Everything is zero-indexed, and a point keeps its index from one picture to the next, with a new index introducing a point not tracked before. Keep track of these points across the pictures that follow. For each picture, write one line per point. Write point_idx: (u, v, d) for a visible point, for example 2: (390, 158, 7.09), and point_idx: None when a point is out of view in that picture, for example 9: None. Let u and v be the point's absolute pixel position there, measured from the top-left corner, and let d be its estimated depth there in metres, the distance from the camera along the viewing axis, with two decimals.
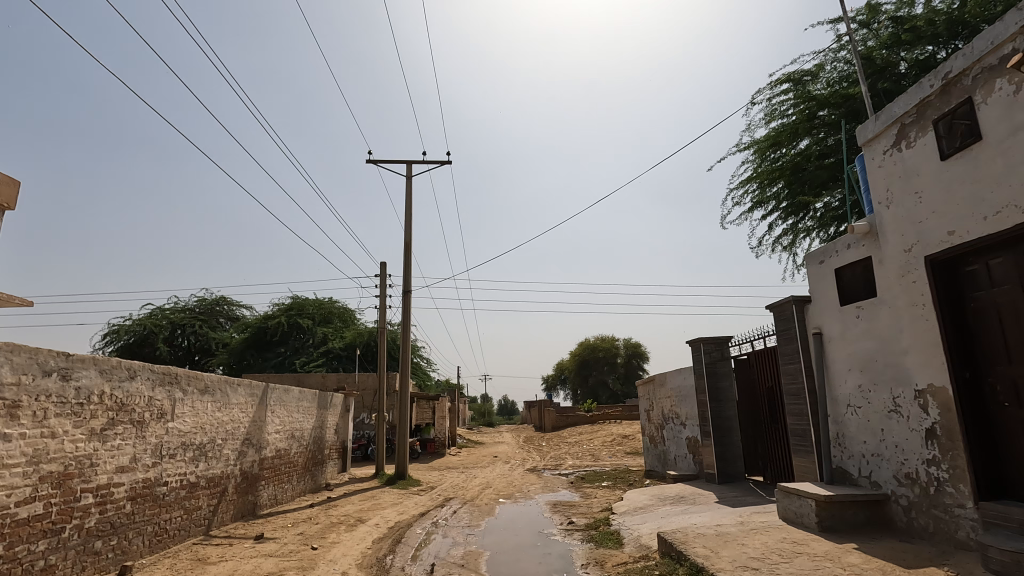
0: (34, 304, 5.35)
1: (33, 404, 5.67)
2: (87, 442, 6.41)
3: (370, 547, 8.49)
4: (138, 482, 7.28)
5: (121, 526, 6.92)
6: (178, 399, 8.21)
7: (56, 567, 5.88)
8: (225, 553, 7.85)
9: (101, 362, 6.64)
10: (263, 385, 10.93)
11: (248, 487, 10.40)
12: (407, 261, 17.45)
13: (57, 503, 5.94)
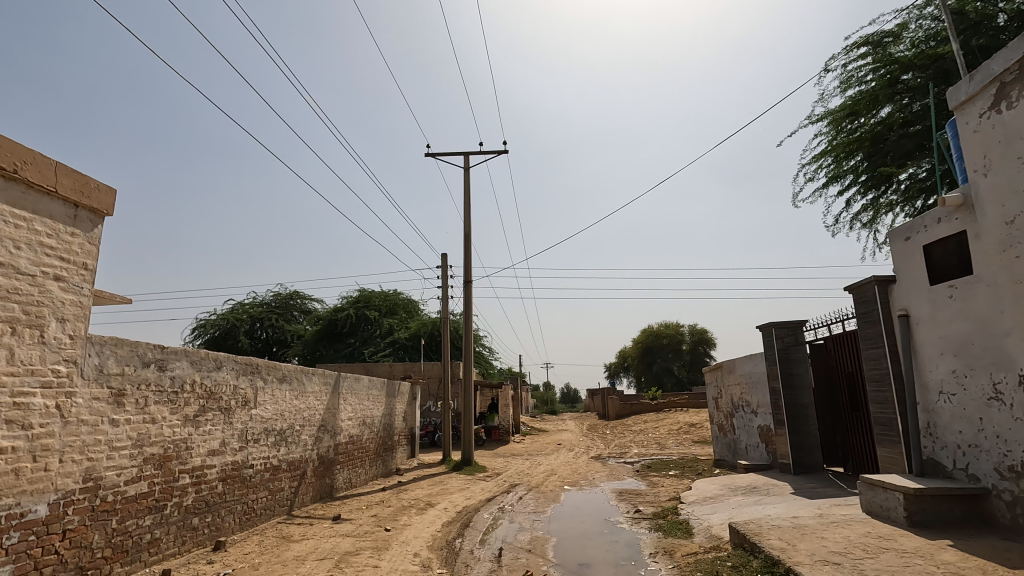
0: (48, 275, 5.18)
1: (136, 393, 6.22)
2: (182, 427, 6.94)
3: (440, 530, 8.77)
4: (228, 464, 7.85)
5: (214, 505, 7.50)
6: (260, 387, 8.75)
7: (161, 540, 6.49)
8: (306, 532, 8.36)
9: (191, 354, 7.16)
10: (334, 374, 11.45)
11: (325, 470, 11.00)
12: (467, 251, 17.69)
13: (159, 482, 6.52)
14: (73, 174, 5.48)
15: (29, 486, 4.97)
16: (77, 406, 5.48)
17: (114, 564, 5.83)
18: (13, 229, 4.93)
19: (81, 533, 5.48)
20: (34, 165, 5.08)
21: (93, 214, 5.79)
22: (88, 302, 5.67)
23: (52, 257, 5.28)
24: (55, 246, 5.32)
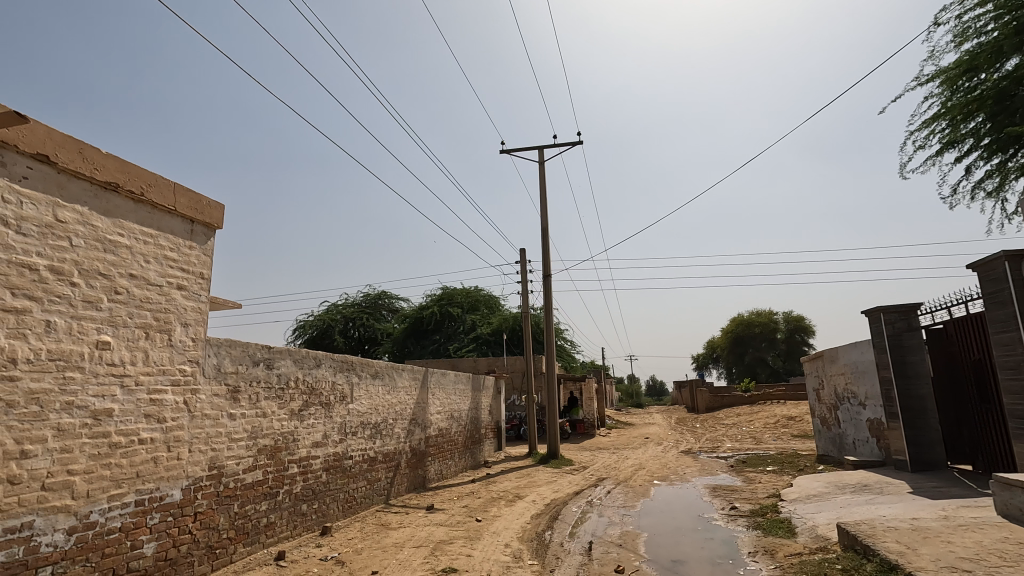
0: (171, 285, 5.77)
1: (249, 389, 6.81)
2: (289, 420, 7.51)
3: (529, 522, 8.88)
4: (330, 455, 8.40)
5: (320, 492, 8.07)
6: (355, 383, 9.27)
7: (276, 524, 7.09)
8: (403, 520, 8.78)
9: (295, 353, 7.72)
10: (423, 370, 11.90)
11: (418, 461, 11.48)
12: (545, 245, 17.71)
13: (272, 471, 7.10)
14: (188, 193, 6.07)
15: (166, 472, 5.60)
16: (201, 402, 6.09)
17: (237, 544, 6.43)
18: (143, 245, 5.54)
19: (209, 516, 6.09)
20: (156, 187, 5.68)
21: (207, 228, 6.39)
22: (205, 307, 6.26)
23: (174, 269, 5.89)
24: (176, 258, 5.92)
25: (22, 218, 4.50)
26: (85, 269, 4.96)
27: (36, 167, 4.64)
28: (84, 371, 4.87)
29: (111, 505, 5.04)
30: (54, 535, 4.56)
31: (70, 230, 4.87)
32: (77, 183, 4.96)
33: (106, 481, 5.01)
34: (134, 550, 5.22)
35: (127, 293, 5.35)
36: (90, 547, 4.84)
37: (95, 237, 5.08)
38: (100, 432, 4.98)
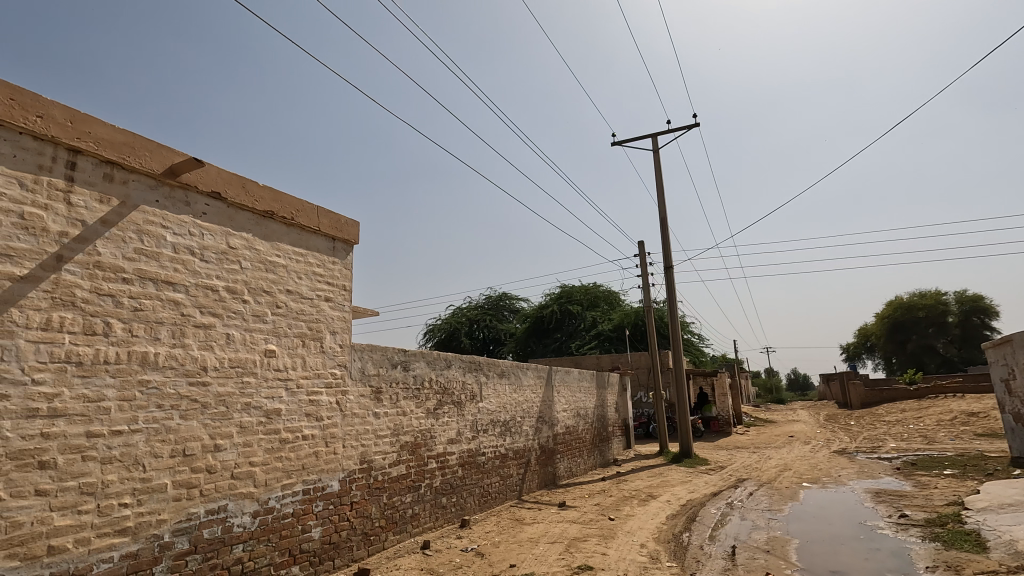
0: (318, 299, 6.45)
1: (389, 390, 7.38)
2: (426, 418, 8.01)
3: (665, 523, 8.59)
4: (465, 451, 8.82)
5: (457, 486, 8.51)
6: (484, 382, 9.64)
7: (420, 515, 7.61)
8: (536, 516, 8.97)
9: (428, 355, 8.22)
10: (547, 368, 12.04)
11: (547, 459, 11.65)
12: (665, 235, 17.04)
13: (414, 465, 7.63)
14: (330, 214, 6.73)
15: (326, 465, 6.27)
16: (350, 401, 6.72)
17: (388, 532, 7.01)
18: (296, 263, 6.25)
19: (363, 505, 6.70)
20: (304, 212, 6.37)
21: (346, 245, 7.04)
22: (349, 316, 6.90)
23: (322, 283, 6.56)
24: (323, 273, 6.60)
25: (204, 247, 5.30)
26: (252, 287, 5.71)
27: (212, 203, 5.44)
28: (257, 376, 5.61)
29: (284, 493, 5.75)
30: (243, 517, 5.31)
31: (240, 254, 5.63)
32: (243, 214, 5.73)
33: (279, 472, 5.72)
34: (305, 534, 5.91)
35: (286, 306, 6.07)
36: (271, 529, 5.56)
37: (259, 259, 5.82)
38: (272, 429, 5.70)
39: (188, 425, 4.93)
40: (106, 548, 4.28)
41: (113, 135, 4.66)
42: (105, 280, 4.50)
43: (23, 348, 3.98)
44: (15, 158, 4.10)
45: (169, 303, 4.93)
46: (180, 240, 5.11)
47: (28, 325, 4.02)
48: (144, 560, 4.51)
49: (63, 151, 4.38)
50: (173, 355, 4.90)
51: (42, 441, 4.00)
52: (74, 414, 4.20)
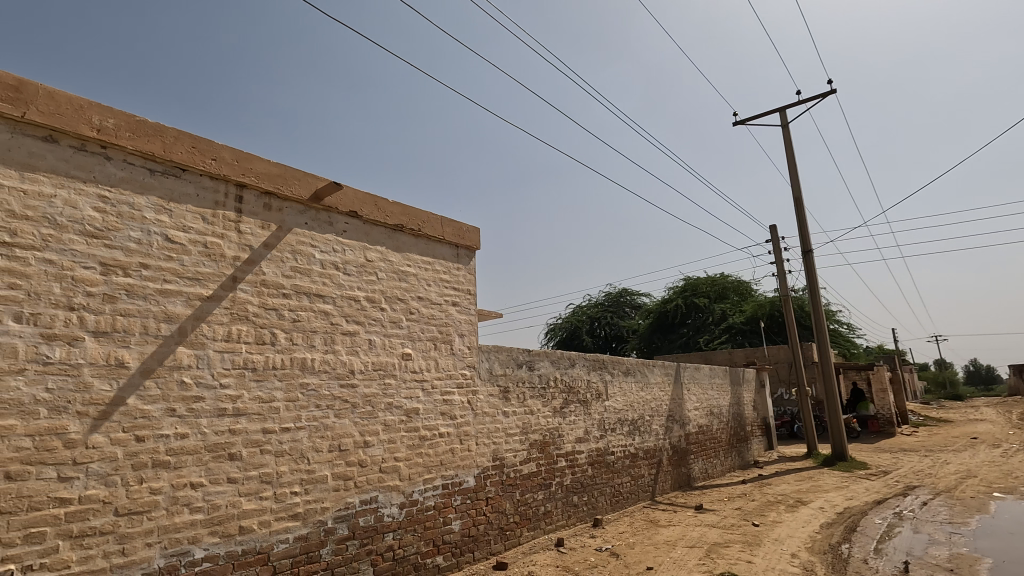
0: (445, 304, 6.81)
1: (517, 389, 7.56)
2: (553, 417, 8.10)
3: (819, 532, 7.82)
4: (594, 450, 8.77)
5: (588, 486, 8.49)
6: (610, 381, 9.50)
7: (552, 512, 7.71)
8: (672, 518, 8.65)
9: (552, 355, 8.29)
10: (674, 365, 11.57)
11: (680, 459, 11.19)
12: (801, 217, 15.55)
13: (544, 463, 7.74)
14: (453, 223, 7.07)
15: (461, 461, 6.59)
16: (481, 401, 7.01)
17: (522, 528, 7.21)
18: (425, 271, 6.66)
19: (498, 501, 6.95)
20: (429, 222, 6.77)
21: (469, 251, 7.35)
22: (475, 319, 7.20)
23: (449, 288, 6.92)
24: (449, 279, 6.96)
25: (346, 262, 5.85)
26: (388, 296, 6.19)
27: (350, 222, 5.98)
28: (396, 377, 6.07)
29: (426, 486, 6.15)
30: (391, 508, 5.77)
31: (376, 266, 6.13)
32: (377, 229, 6.23)
33: (420, 467, 6.13)
34: (446, 526, 6.27)
35: (418, 312, 6.49)
36: (416, 520, 5.98)
37: (392, 269, 6.29)
38: (412, 427, 6.12)
39: (342, 422, 5.48)
40: (283, 531, 4.88)
41: (269, 169, 5.32)
42: (269, 295, 5.16)
43: (212, 357, 4.68)
44: (197, 197, 4.84)
45: (320, 313, 5.52)
46: (327, 257, 5.69)
47: (214, 337, 4.73)
48: (313, 542, 5.08)
49: (232, 187, 5.09)
50: (326, 360, 5.47)
51: (230, 436, 4.68)
52: (252, 413, 4.85)
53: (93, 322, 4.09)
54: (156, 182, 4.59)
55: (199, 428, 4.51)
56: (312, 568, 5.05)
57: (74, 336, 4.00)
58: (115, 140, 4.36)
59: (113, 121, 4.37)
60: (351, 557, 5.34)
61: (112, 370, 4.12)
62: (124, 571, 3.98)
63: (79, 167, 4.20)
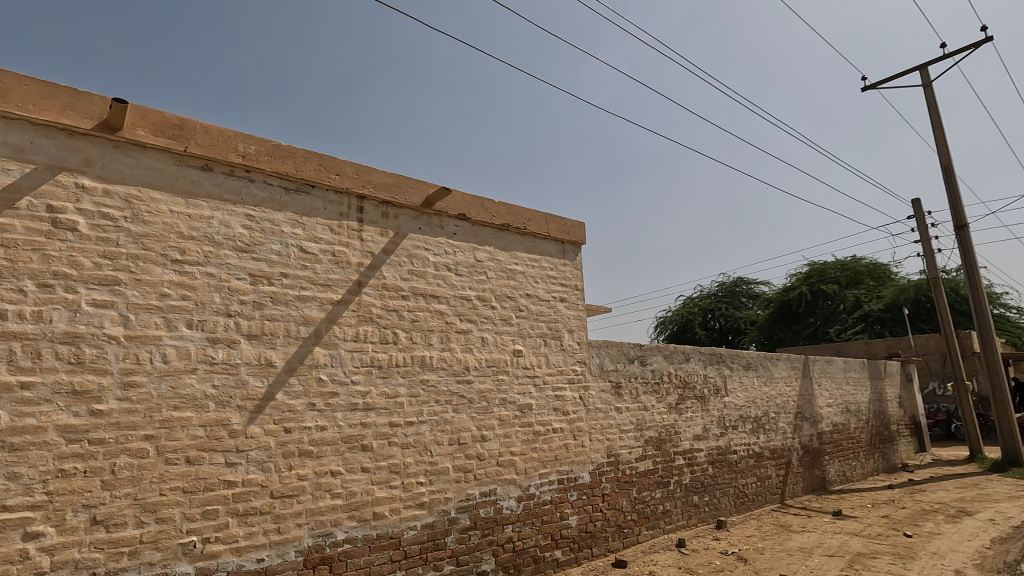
0: (553, 300, 6.86)
1: (629, 385, 7.41)
2: (669, 413, 7.82)
3: (990, 548, 6.81)
4: (714, 448, 8.35)
5: (709, 485, 8.12)
6: (728, 375, 8.98)
7: (672, 511, 7.47)
8: (806, 524, 8.01)
9: (664, 349, 8.01)
10: (802, 358, 10.66)
11: (812, 460, 10.32)
12: (953, 187, 13.59)
13: (661, 461, 7.52)
14: (557, 219, 7.09)
15: (576, 457, 6.60)
16: (593, 396, 6.96)
17: (641, 526, 7.05)
18: (532, 269, 6.75)
19: (614, 498, 6.87)
20: (534, 220, 6.84)
21: (575, 247, 7.32)
22: (584, 315, 7.16)
23: (556, 284, 6.95)
24: (556, 276, 6.98)
25: (457, 263, 6.08)
26: (498, 294, 6.35)
27: (460, 224, 6.21)
28: (509, 373, 6.21)
29: (542, 481, 6.23)
30: (510, 501, 5.92)
31: (485, 266, 6.32)
32: (485, 230, 6.41)
33: (536, 462, 6.23)
34: (563, 520, 6.31)
35: (527, 309, 6.58)
36: (534, 513, 6.08)
37: (501, 268, 6.44)
38: (526, 422, 6.23)
39: (460, 417, 5.72)
40: (411, 518, 5.21)
41: (385, 180, 5.68)
42: (390, 297, 5.51)
43: (343, 356, 5.10)
44: (325, 210, 5.30)
45: (436, 313, 5.79)
46: (440, 259, 5.96)
47: (345, 337, 5.15)
48: (438, 530, 5.36)
49: (354, 199, 5.51)
50: (443, 357, 5.74)
51: (362, 428, 5.07)
52: (380, 408, 5.22)
53: (246, 327, 4.63)
54: (291, 200, 5.09)
55: (335, 421, 4.94)
56: (439, 554, 5.32)
57: (232, 339, 4.55)
58: (257, 165, 4.89)
59: (254, 147, 4.90)
60: (473, 546, 5.56)
61: (263, 369, 4.65)
62: (280, 547, 4.46)
63: (230, 191, 4.77)
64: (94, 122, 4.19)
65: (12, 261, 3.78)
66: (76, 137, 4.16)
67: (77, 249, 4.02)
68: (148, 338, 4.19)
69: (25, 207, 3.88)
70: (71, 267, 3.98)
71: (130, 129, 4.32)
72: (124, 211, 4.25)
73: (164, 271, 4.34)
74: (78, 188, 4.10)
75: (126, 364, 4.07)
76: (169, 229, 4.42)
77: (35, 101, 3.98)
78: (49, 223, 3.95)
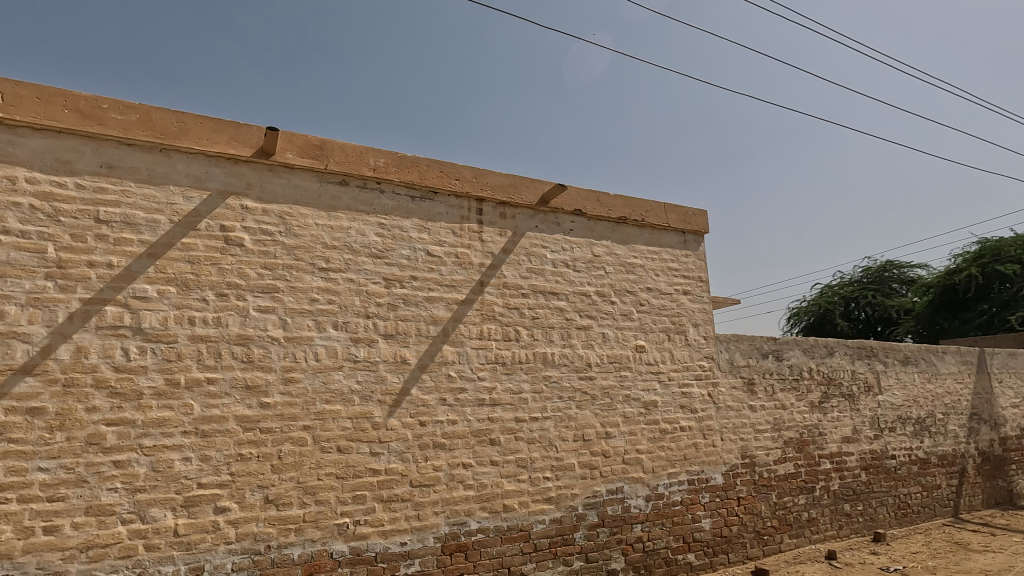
0: (675, 294, 6.58)
1: (763, 381, 6.89)
2: (811, 413, 7.16)
3: None
4: (867, 453, 7.49)
5: (863, 493, 7.31)
6: (882, 371, 8.00)
7: (818, 520, 6.84)
8: (989, 542, 6.92)
9: (803, 343, 7.34)
10: (976, 351, 9.17)
11: (994, 470, 8.87)
12: None
13: (804, 464, 6.91)
14: (677, 209, 6.79)
15: (706, 457, 6.28)
16: (723, 394, 6.58)
17: (783, 534, 6.54)
18: (652, 262, 6.53)
19: (751, 502, 6.43)
20: (652, 211, 6.61)
21: (697, 236, 6.96)
22: (710, 307, 6.79)
23: (678, 277, 6.66)
24: (678, 268, 6.69)
25: (575, 259, 6.07)
26: (618, 289, 6.23)
27: (575, 220, 6.19)
28: (632, 370, 6.07)
29: (671, 481, 6.02)
30: (638, 500, 5.79)
31: (603, 261, 6.23)
32: (602, 224, 6.33)
33: (663, 461, 6.02)
34: (696, 523, 6.04)
35: (648, 303, 6.39)
36: (664, 514, 5.89)
37: (620, 262, 6.31)
38: (652, 420, 6.05)
39: (583, 414, 5.70)
40: (540, 512, 5.29)
41: (502, 181, 5.82)
42: (511, 296, 5.64)
43: (470, 353, 5.32)
44: (447, 215, 5.55)
45: (555, 310, 5.83)
46: (558, 256, 5.98)
47: (470, 335, 5.36)
48: (566, 525, 5.39)
49: (473, 202, 5.71)
50: (565, 354, 5.75)
51: (490, 423, 5.25)
52: (505, 403, 5.36)
53: (383, 327, 5.00)
54: (417, 207, 5.41)
55: (465, 415, 5.16)
56: (568, 550, 5.35)
57: (372, 339, 4.94)
58: (386, 176, 5.26)
59: (383, 160, 5.27)
60: (602, 543, 5.52)
61: (399, 365, 4.99)
62: (421, 532, 4.77)
63: (364, 203, 5.18)
64: (252, 150, 4.76)
65: (197, 274, 4.43)
66: (239, 164, 4.75)
67: (244, 261, 4.60)
68: (303, 339, 4.68)
69: (204, 228, 4.52)
70: (240, 278, 4.56)
71: (281, 154, 4.85)
72: (279, 227, 4.78)
73: (313, 278, 4.82)
74: (242, 209, 4.69)
75: (286, 362, 4.58)
76: (315, 240, 4.90)
77: (208, 136, 4.62)
78: (222, 240, 4.56)
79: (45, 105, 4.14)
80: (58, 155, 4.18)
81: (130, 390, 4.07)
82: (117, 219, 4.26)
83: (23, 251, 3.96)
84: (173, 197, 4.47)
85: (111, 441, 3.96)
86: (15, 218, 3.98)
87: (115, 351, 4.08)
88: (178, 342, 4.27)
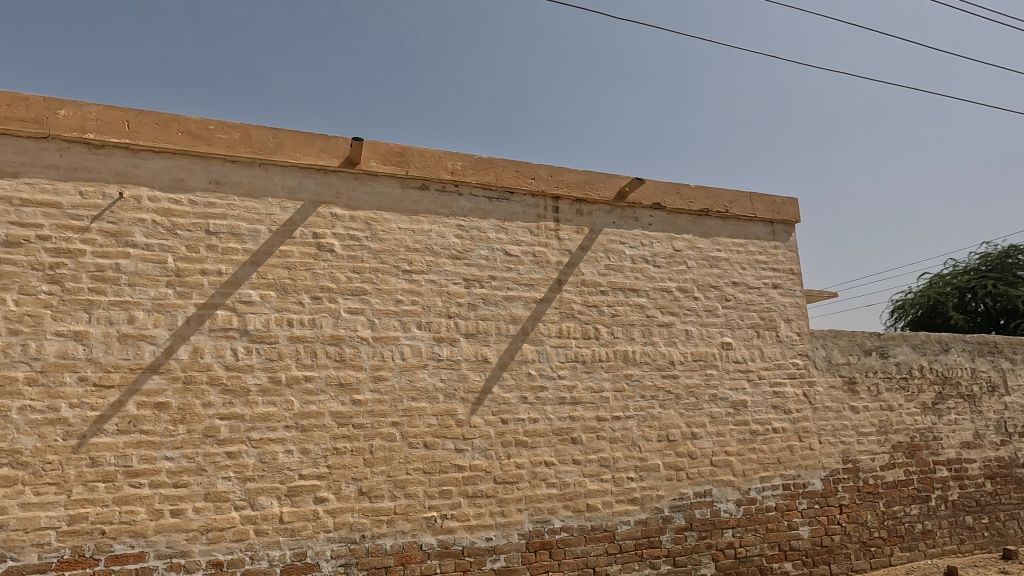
0: (764, 287, 6.24)
1: (866, 380, 6.37)
2: (924, 415, 6.53)
3: None
4: (992, 460, 6.73)
5: (988, 505, 6.58)
6: (1009, 369, 7.15)
7: (935, 532, 6.23)
8: None
9: (912, 338, 6.71)
10: None
11: None
12: None
13: (916, 471, 6.32)
14: (764, 198, 6.43)
15: (803, 461, 5.91)
16: (820, 393, 6.15)
17: (893, 546, 6.02)
18: (737, 255, 6.22)
19: (855, 510, 5.97)
20: (737, 202, 6.30)
21: (787, 226, 6.56)
22: (803, 301, 6.37)
23: (767, 270, 6.31)
24: (766, 260, 6.34)
25: (655, 255, 5.90)
26: (701, 284, 5.99)
27: (655, 214, 6.02)
28: (719, 368, 5.82)
29: (764, 485, 5.71)
30: (728, 504, 5.55)
31: (685, 255, 6.01)
32: (682, 217, 6.11)
33: (754, 464, 5.73)
34: (792, 530, 5.70)
35: (735, 298, 6.09)
36: (757, 519, 5.60)
37: (702, 257, 6.07)
38: (741, 420, 5.77)
39: (667, 413, 5.54)
40: (624, 513, 5.21)
41: (578, 178, 5.77)
42: (590, 293, 5.59)
43: (549, 352, 5.32)
44: (524, 214, 5.58)
45: (636, 307, 5.70)
46: (637, 252, 5.85)
47: (549, 334, 5.36)
48: (652, 527, 5.26)
49: (549, 200, 5.70)
50: (646, 352, 5.62)
51: (571, 422, 5.23)
52: (586, 402, 5.32)
53: (464, 326, 5.12)
54: (494, 207, 5.48)
55: (546, 413, 5.17)
56: (655, 552, 5.23)
57: (454, 338, 5.07)
58: (464, 179, 5.37)
59: (460, 164, 5.39)
60: (691, 548, 5.34)
61: (480, 364, 5.08)
62: (505, 529, 4.84)
63: (444, 206, 5.32)
64: (340, 160, 5.03)
65: (294, 279, 4.74)
66: (328, 174, 5.04)
67: (335, 266, 4.87)
68: (390, 339, 4.89)
69: (300, 236, 4.83)
70: (332, 281, 4.84)
71: (366, 162, 5.08)
72: (365, 232, 5.02)
73: (397, 280, 5.02)
74: (332, 216, 4.96)
75: (374, 361, 4.80)
76: (399, 244, 5.10)
77: (301, 149, 4.93)
78: (315, 247, 4.86)
79: (163, 129, 4.60)
80: (174, 174, 4.62)
81: (239, 387, 4.43)
82: (224, 231, 4.64)
83: (148, 262, 4.42)
84: (271, 208, 4.81)
85: (224, 433, 4.33)
86: (141, 232, 4.44)
87: (226, 351, 4.46)
88: (279, 342, 4.59)
